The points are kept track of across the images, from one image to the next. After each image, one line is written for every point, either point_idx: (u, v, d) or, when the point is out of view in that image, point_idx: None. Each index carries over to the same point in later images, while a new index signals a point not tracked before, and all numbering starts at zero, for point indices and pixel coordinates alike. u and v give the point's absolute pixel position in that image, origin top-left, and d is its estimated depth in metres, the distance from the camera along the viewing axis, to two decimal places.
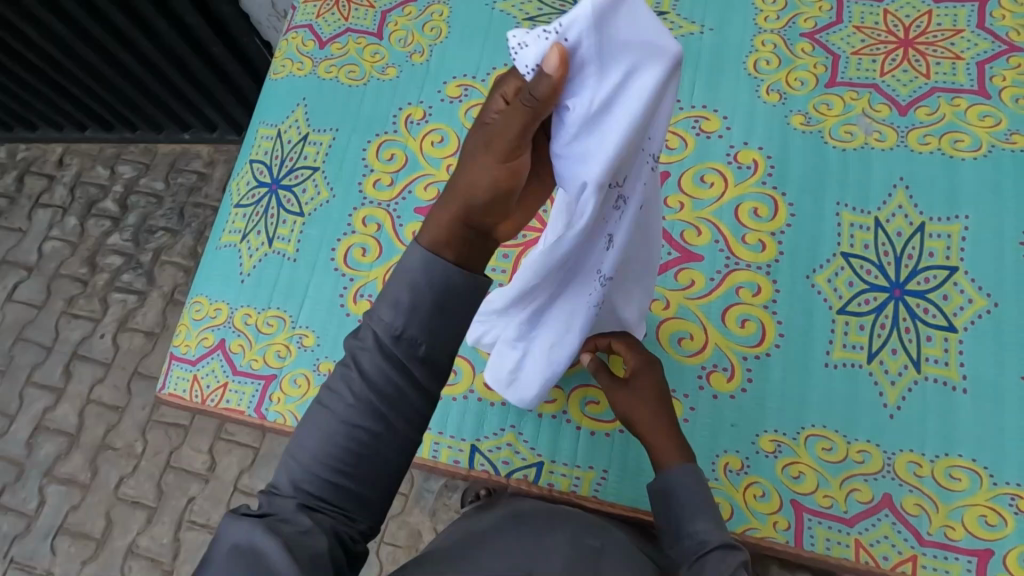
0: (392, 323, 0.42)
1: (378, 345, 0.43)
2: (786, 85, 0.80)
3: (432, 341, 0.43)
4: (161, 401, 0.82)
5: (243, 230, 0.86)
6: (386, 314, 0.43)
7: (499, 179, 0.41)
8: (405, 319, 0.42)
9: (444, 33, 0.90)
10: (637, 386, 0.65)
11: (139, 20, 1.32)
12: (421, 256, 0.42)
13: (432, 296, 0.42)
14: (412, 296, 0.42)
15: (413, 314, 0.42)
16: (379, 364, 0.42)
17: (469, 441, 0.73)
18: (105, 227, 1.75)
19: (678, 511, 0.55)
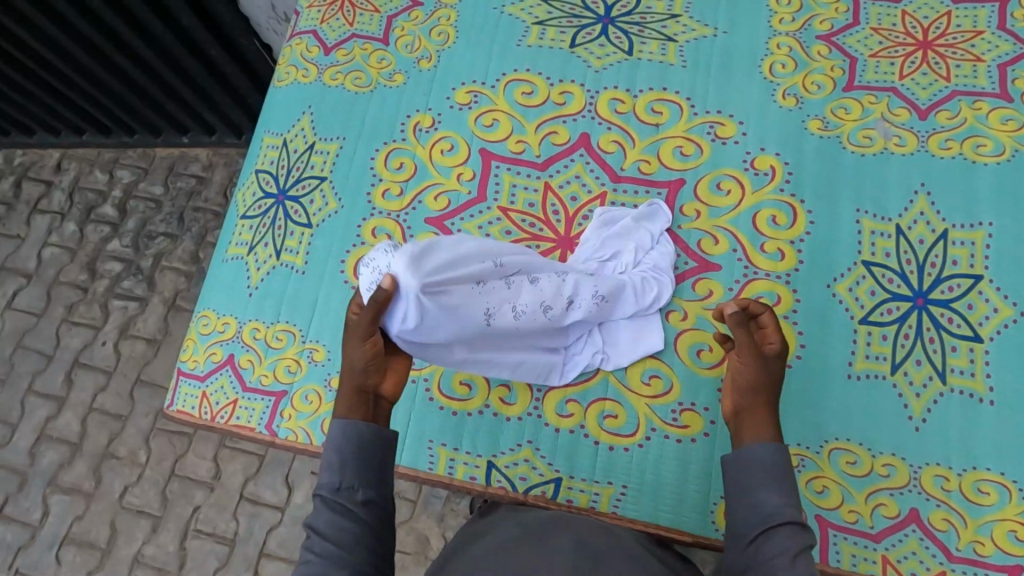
0: (331, 481, 0.56)
1: (324, 506, 0.55)
2: (803, 89, 0.78)
3: (366, 487, 0.56)
4: (169, 417, 0.81)
5: (250, 242, 0.84)
6: (326, 476, 0.56)
7: (367, 354, 0.60)
8: (340, 474, 0.56)
9: (451, 38, 0.88)
10: (771, 363, 0.58)
11: (135, 23, 1.30)
12: (339, 426, 0.58)
13: (354, 450, 0.57)
14: (340, 456, 0.57)
15: (343, 469, 0.56)
16: (331, 520, 0.54)
17: (485, 457, 0.71)
18: (104, 232, 1.73)
19: (745, 481, 0.55)
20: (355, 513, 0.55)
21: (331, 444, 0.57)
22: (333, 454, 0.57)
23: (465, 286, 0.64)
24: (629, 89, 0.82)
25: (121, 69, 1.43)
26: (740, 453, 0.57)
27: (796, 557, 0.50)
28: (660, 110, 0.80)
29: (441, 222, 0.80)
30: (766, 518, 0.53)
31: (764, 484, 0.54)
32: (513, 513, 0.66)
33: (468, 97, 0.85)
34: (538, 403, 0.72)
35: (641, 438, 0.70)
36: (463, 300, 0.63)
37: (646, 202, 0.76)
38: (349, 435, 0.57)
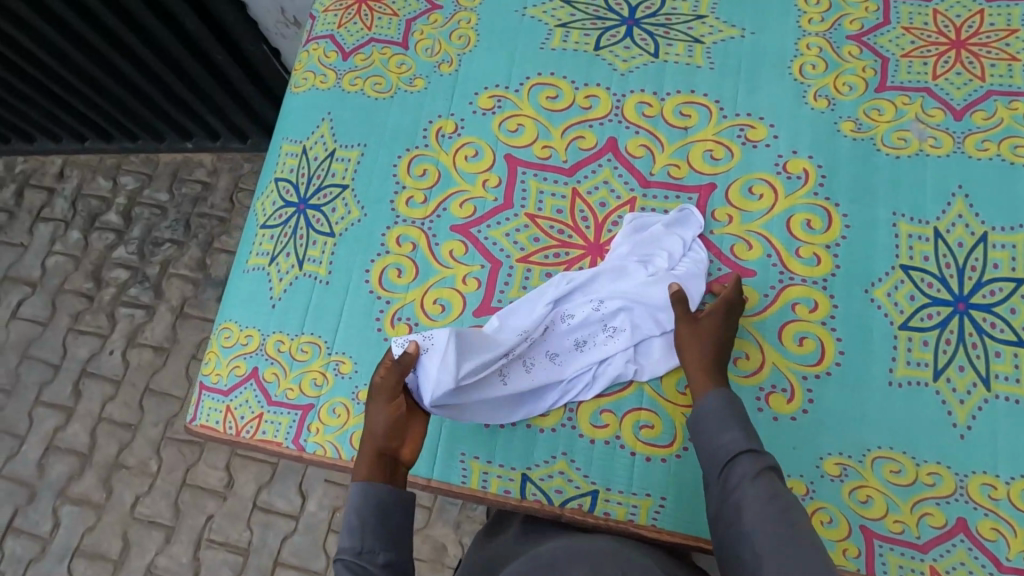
0: (353, 544, 0.60)
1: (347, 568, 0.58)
2: (834, 91, 0.77)
3: (387, 548, 0.60)
4: (193, 431, 0.79)
5: (271, 252, 0.82)
6: (347, 540, 0.60)
7: (390, 414, 0.67)
8: (361, 537, 0.60)
9: (472, 42, 0.87)
10: (702, 323, 0.67)
11: (138, 27, 1.27)
12: (358, 488, 0.63)
13: (374, 512, 0.62)
14: (361, 520, 0.62)
15: (364, 531, 0.61)
16: None
17: (520, 470, 0.70)
18: (109, 239, 1.71)
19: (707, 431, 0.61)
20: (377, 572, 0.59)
21: (351, 509, 0.62)
22: (354, 515, 0.62)
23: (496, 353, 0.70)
24: (656, 92, 0.80)
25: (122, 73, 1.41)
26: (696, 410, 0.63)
27: (756, 479, 0.56)
28: (688, 113, 0.79)
29: (467, 230, 0.79)
30: (727, 453, 0.59)
31: (723, 425, 0.60)
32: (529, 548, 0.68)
33: (491, 101, 0.83)
34: (572, 414, 0.71)
35: (678, 448, 0.69)
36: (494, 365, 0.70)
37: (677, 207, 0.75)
38: (369, 497, 0.63)
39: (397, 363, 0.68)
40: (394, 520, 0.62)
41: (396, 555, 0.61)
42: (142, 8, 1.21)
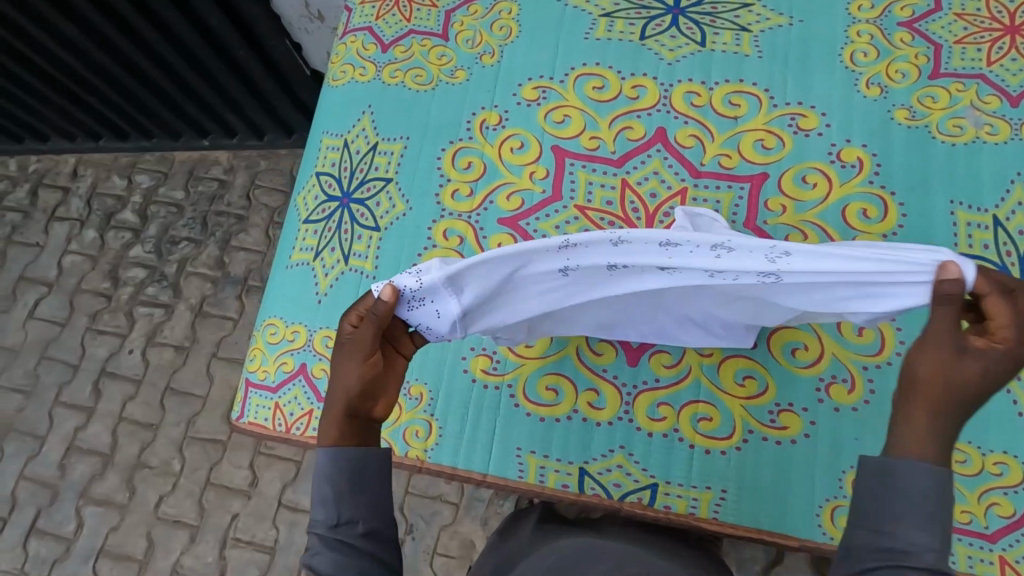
0: (328, 516, 0.54)
1: (325, 543, 0.53)
2: (887, 78, 0.76)
3: (366, 517, 0.54)
4: (240, 429, 0.78)
5: (315, 247, 0.82)
6: (321, 511, 0.54)
7: (363, 374, 0.53)
8: (337, 509, 0.54)
9: (514, 33, 0.86)
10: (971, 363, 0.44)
11: (158, 22, 1.26)
12: (327, 454, 0.54)
13: (348, 480, 0.54)
14: (335, 489, 0.54)
15: (340, 502, 0.54)
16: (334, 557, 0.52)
17: (577, 464, 0.69)
18: (126, 239, 1.70)
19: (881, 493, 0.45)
20: (359, 547, 0.53)
21: (321, 477, 0.54)
22: (325, 486, 0.54)
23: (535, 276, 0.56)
24: (704, 81, 0.80)
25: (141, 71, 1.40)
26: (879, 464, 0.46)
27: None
28: (738, 103, 0.78)
29: (515, 223, 0.78)
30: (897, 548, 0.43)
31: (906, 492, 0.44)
32: (541, 545, 0.63)
33: (536, 93, 0.82)
34: (628, 406, 0.70)
35: (738, 440, 0.68)
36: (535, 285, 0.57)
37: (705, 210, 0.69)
38: (341, 462, 0.54)
39: (371, 314, 0.53)
40: (372, 491, 0.55)
41: (379, 524, 0.55)
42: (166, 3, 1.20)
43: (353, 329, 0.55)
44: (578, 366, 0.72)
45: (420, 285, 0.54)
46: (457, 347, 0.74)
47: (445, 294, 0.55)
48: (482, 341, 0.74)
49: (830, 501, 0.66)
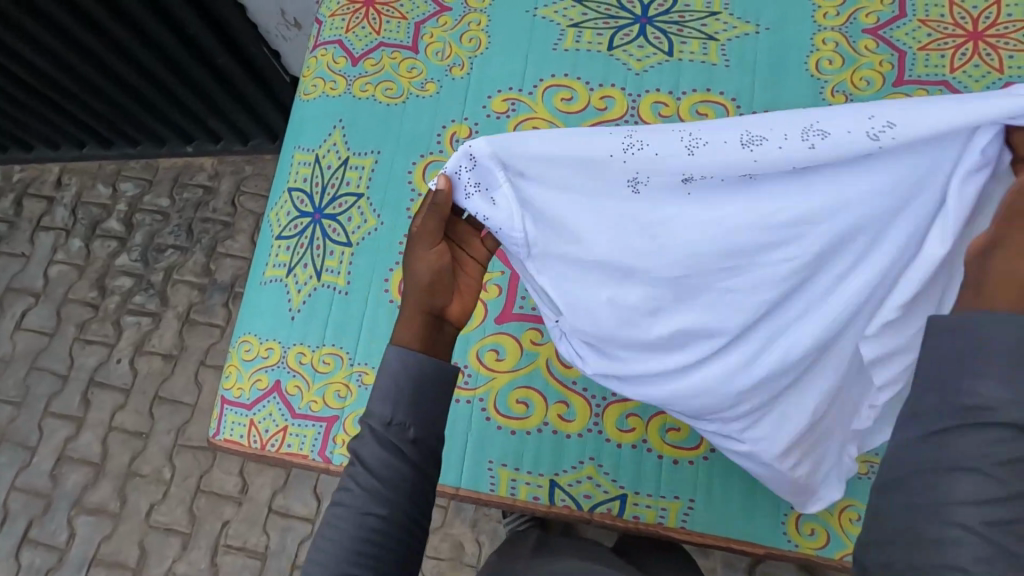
0: (383, 413, 0.49)
1: (374, 438, 0.49)
2: (851, 86, 0.77)
3: (420, 425, 0.50)
4: (217, 446, 0.79)
5: (288, 264, 0.82)
6: (379, 406, 0.50)
7: (433, 264, 0.52)
8: (393, 408, 0.49)
9: (483, 44, 0.86)
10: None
11: (135, 28, 1.25)
12: (395, 352, 0.51)
13: (408, 385, 0.50)
14: (396, 386, 0.50)
15: (398, 403, 0.49)
16: (379, 456, 0.48)
17: (548, 476, 0.70)
18: (112, 247, 1.70)
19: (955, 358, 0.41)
20: (405, 451, 0.49)
21: (385, 374, 0.50)
22: (387, 377, 0.50)
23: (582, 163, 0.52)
24: (671, 91, 0.80)
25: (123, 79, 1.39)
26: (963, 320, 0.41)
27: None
28: (705, 113, 0.79)
29: None
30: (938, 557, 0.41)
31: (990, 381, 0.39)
32: (537, 567, 0.61)
33: (505, 105, 0.83)
34: (598, 418, 0.71)
35: (706, 450, 0.69)
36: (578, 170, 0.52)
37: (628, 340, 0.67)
38: (408, 363, 0.50)
39: (432, 203, 0.53)
40: (428, 392, 0.50)
41: (426, 436, 0.50)
42: (144, 13, 1.20)
43: (419, 221, 0.54)
44: (548, 379, 0.72)
45: (475, 162, 0.52)
46: None
47: (502, 177, 0.52)
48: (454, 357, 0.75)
49: (795, 509, 0.66)
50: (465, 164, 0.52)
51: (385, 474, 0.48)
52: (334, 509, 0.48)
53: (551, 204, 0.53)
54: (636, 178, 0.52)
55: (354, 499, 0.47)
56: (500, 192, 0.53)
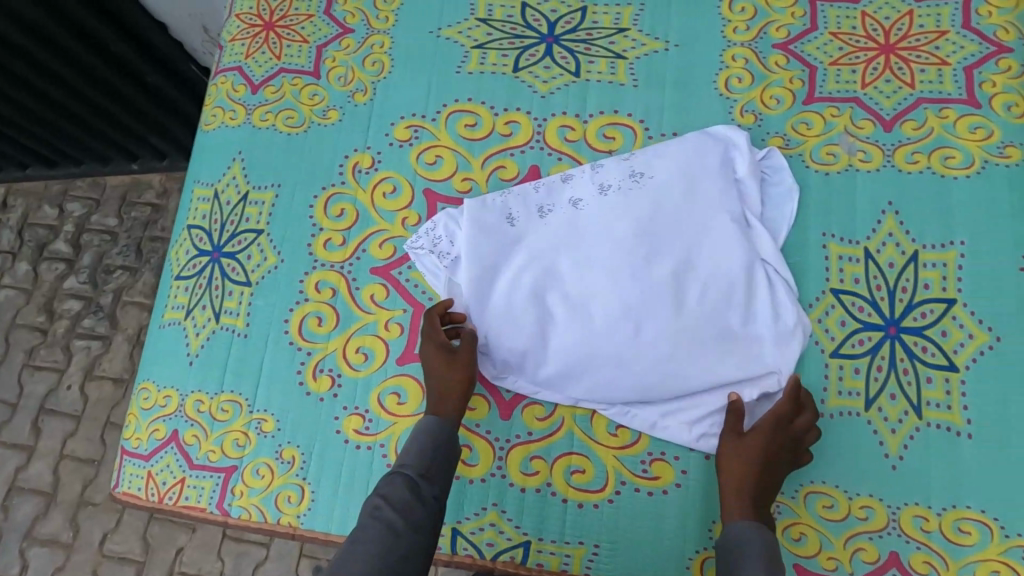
0: (409, 462, 0.63)
1: (403, 480, 0.62)
2: (761, 105, 0.73)
3: (433, 476, 0.63)
4: (116, 499, 0.76)
5: (186, 305, 0.79)
6: (408, 458, 0.64)
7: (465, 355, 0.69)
8: (412, 459, 0.64)
9: (387, 67, 0.82)
10: (749, 443, 0.62)
11: (43, 38, 1.05)
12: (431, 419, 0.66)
13: (426, 445, 0.64)
14: (423, 446, 0.64)
15: (417, 455, 0.64)
16: (402, 493, 0.61)
17: (450, 524, 0.68)
18: (60, 270, 1.53)
19: (726, 563, 0.58)
20: (425, 500, 0.62)
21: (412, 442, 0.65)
22: (424, 437, 0.65)
23: (487, 213, 0.73)
24: (578, 114, 0.77)
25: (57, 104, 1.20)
26: (724, 535, 0.59)
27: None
28: (613, 135, 0.76)
29: (388, 272, 0.75)
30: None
31: (755, 564, 0.56)
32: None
33: (408, 132, 0.79)
34: (501, 462, 0.68)
35: (611, 492, 0.67)
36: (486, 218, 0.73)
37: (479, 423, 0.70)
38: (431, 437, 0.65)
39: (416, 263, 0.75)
40: (444, 451, 0.65)
41: (444, 490, 0.64)
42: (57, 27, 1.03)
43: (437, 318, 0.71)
44: None
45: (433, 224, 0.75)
46: (329, 408, 0.72)
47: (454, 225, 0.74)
48: (355, 401, 0.72)
49: (700, 553, 0.64)
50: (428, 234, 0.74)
51: (407, 515, 0.60)
52: (355, 543, 0.58)
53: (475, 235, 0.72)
54: (515, 214, 0.73)
55: (377, 533, 0.58)
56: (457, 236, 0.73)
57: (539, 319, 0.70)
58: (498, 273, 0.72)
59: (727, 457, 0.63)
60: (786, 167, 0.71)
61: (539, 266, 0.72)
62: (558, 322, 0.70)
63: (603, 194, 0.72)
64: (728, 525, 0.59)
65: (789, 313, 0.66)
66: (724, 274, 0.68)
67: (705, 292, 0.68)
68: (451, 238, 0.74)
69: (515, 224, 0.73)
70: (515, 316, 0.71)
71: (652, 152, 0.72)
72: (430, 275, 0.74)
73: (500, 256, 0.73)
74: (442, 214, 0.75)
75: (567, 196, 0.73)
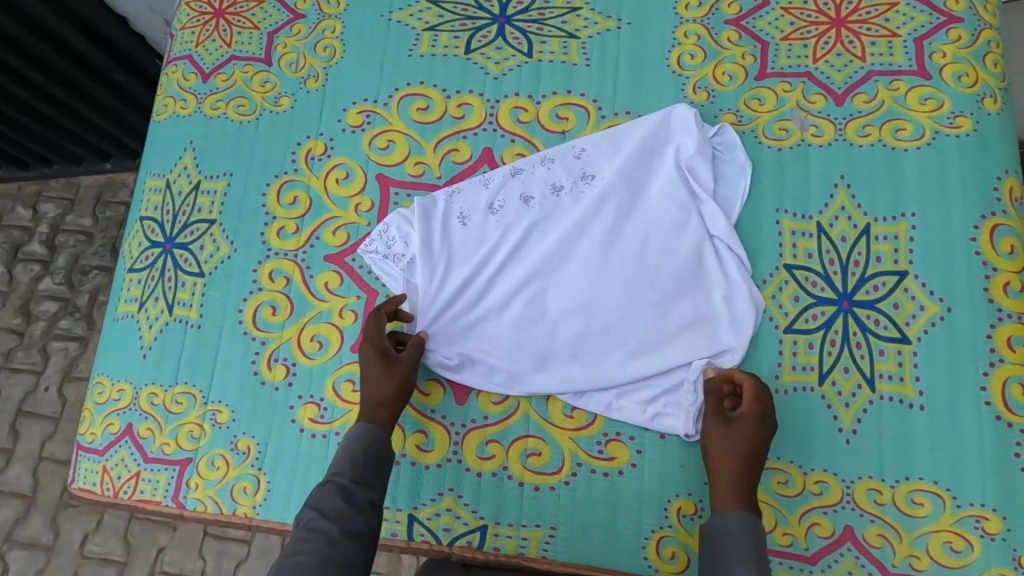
0: (346, 471, 0.61)
1: (336, 490, 0.59)
2: (713, 81, 0.73)
3: (367, 485, 0.61)
4: (73, 495, 0.75)
5: (140, 298, 0.78)
6: (345, 466, 0.61)
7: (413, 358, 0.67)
8: (348, 467, 0.61)
9: (338, 53, 0.81)
10: (737, 433, 0.60)
11: (5, 39, 0.99)
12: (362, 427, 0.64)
13: (363, 452, 0.62)
14: (365, 452, 0.62)
15: (354, 463, 0.61)
16: (337, 502, 0.58)
17: (406, 510, 0.67)
18: (35, 271, 1.45)
19: (716, 554, 0.55)
20: (360, 507, 0.59)
21: (346, 447, 0.62)
22: (357, 442, 0.63)
23: (439, 216, 0.73)
24: (531, 95, 0.76)
25: (25, 105, 1.13)
26: (714, 523, 0.57)
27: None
28: (565, 116, 0.75)
29: (341, 259, 0.75)
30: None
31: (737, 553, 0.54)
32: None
33: (360, 117, 0.78)
34: (457, 447, 0.68)
35: (567, 474, 0.66)
36: (437, 224, 0.73)
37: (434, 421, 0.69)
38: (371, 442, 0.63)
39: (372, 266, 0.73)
40: (380, 454, 0.63)
41: (379, 495, 0.61)
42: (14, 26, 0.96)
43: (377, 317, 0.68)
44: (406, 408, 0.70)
45: (386, 228, 0.74)
46: (285, 397, 0.72)
47: (405, 228, 0.73)
48: (310, 389, 0.71)
49: (656, 532, 0.64)
50: (380, 236, 0.74)
51: (344, 524, 0.57)
52: (292, 557, 0.54)
53: (426, 240, 0.72)
54: (466, 215, 0.73)
55: (315, 544, 0.54)
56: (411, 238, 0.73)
57: (493, 318, 0.70)
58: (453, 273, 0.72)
59: (715, 452, 0.60)
60: (739, 143, 0.70)
61: (494, 264, 0.72)
62: (512, 315, 0.70)
63: (556, 193, 0.73)
64: (726, 513, 0.57)
65: (739, 291, 0.66)
66: (672, 263, 0.68)
67: (655, 281, 0.68)
68: (405, 240, 0.73)
69: (467, 226, 0.73)
70: (469, 315, 0.71)
71: (604, 149, 0.72)
72: (387, 277, 0.73)
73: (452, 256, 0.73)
74: (395, 216, 0.74)
75: (517, 194, 0.73)
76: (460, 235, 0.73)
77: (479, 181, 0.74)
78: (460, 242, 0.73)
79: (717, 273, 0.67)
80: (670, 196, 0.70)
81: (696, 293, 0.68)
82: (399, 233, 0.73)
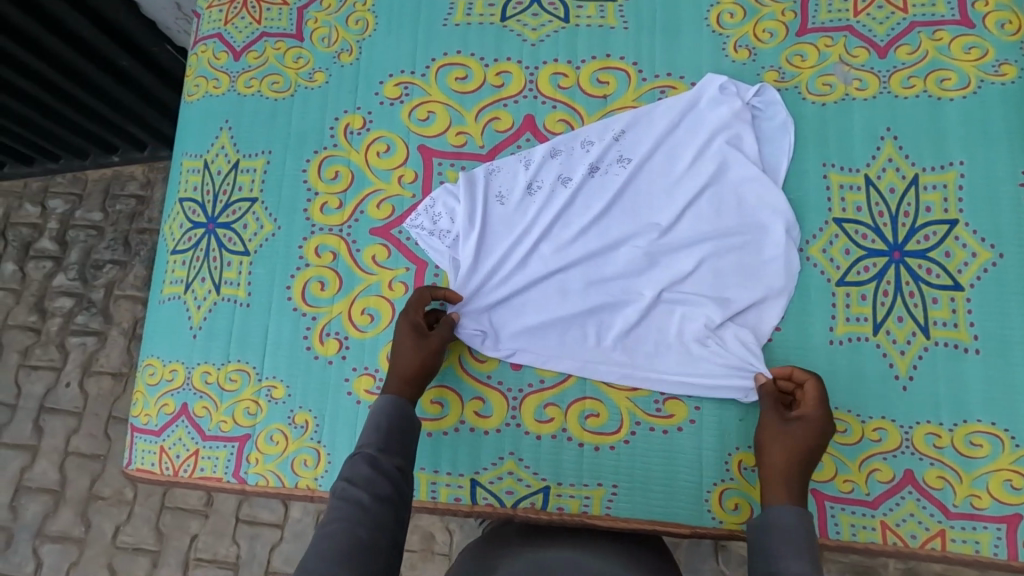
0: (373, 441, 0.60)
1: (361, 457, 0.58)
2: (754, 39, 0.73)
3: (394, 452, 0.60)
4: (130, 477, 0.76)
5: (185, 279, 0.77)
6: (371, 436, 0.60)
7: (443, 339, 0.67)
8: (372, 436, 0.60)
9: (371, 25, 0.80)
10: (795, 430, 0.60)
11: (9, 29, 0.92)
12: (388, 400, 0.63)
13: (387, 420, 0.62)
14: (389, 422, 0.62)
15: (378, 432, 0.61)
16: (363, 469, 0.58)
17: (468, 475, 0.68)
18: (47, 267, 1.34)
19: (768, 545, 0.55)
20: (388, 473, 0.58)
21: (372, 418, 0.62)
22: (379, 414, 0.62)
23: (483, 194, 0.73)
24: (570, 61, 0.75)
25: (30, 96, 1.06)
26: (762, 516, 0.57)
27: None
28: (606, 80, 0.74)
29: (388, 232, 0.74)
30: None
31: (785, 545, 0.54)
32: (528, 550, 0.62)
33: (398, 90, 0.78)
34: (516, 411, 0.69)
35: (627, 433, 0.67)
36: (479, 202, 0.73)
37: (494, 391, 0.69)
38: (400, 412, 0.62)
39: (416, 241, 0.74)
40: (406, 426, 0.62)
41: (405, 462, 0.60)
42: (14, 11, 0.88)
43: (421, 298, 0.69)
44: (462, 376, 0.70)
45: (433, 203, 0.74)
46: (339, 370, 0.72)
47: (448, 207, 0.73)
48: (364, 361, 0.72)
49: (717, 485, 0.65)
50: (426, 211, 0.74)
51: (372, 489, 0.56)
52: (328, 524, 0.53)
53: (467, 218, 0.72)
54: (506, 193, 0.73)
55: (347, 509, 0.54)
56: (457, 212, 0.73)
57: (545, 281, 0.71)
58: (500, 244, 0.72)
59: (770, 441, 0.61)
60: (779, 101, 0.70)
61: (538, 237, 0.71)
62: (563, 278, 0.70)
63: (592, 174, 0.72)
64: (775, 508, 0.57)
65: (783, 253, 0.67)
66: (720, 223, 0.69)
67: (702, 240, 0.69)
68: (451, 215, 0.73)
69: (509, 204, 0.73)
70: (519, 280, 0.71)
71: (640, 129, 0.73)
72: (433, 252, 0.73)
73: (494, 235, 0.73)
74: (441, 190, 0.74)
75: (554, 173, 0.73)
76: (503, 211, 0.73)
77: (519, 159, 0.74)
78: (501, 219, 0.73)
79: (768, 231, 0.68)
80: (716, 157, 0.70)
81: (749, 249, 0.68)
82: (441, 212, 0.73)
